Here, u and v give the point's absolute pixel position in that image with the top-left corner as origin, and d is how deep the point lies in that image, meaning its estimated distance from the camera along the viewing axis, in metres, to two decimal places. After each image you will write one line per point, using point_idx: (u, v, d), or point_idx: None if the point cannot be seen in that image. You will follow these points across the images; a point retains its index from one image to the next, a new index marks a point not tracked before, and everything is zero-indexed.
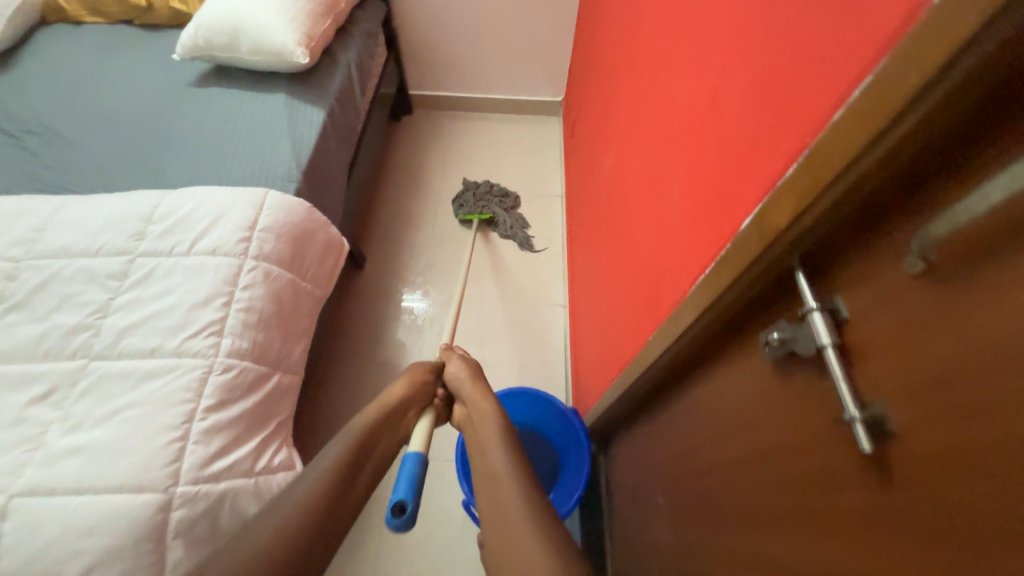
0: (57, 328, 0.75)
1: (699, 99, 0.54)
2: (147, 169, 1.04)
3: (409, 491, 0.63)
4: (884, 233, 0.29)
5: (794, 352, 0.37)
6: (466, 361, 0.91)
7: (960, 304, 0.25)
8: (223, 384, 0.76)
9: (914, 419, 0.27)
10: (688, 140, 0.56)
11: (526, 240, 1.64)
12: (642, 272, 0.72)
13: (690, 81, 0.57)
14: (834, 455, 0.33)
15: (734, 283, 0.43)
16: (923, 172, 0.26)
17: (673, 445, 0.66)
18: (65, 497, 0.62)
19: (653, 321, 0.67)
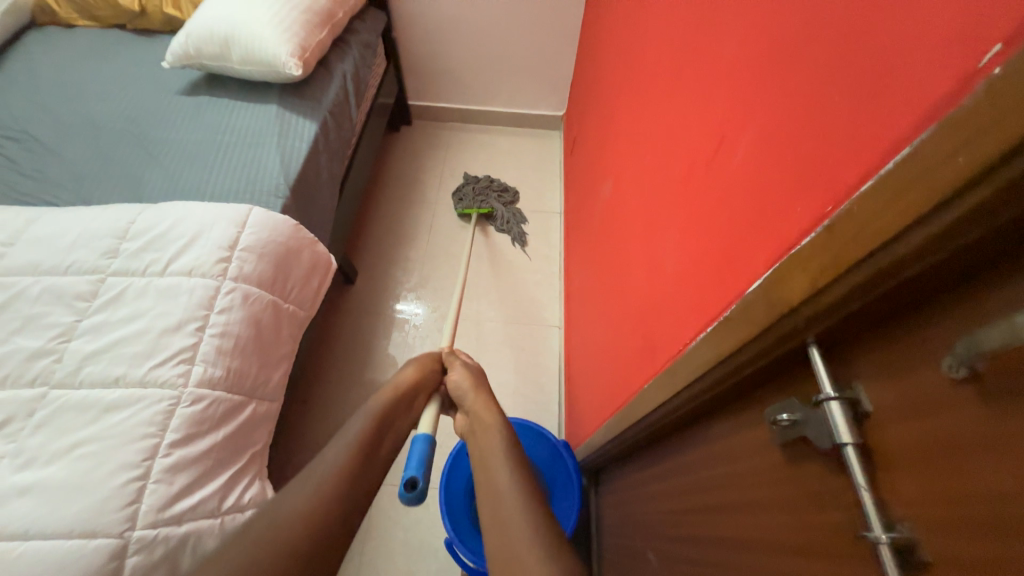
0: (17, 353, 0.71)
1: (709, 140, 0.50)
2: (128, 180, 1.00)
3: (420, 468, 0.63)
4: (921, 326, 0.25)
5: (806, 438, 0.33)
6: (469, 368, 0.83)
7: (1014, 430, 0.20)
8: (191, 417, 0.71)
9: (950, 554, 0.23)
10: (695, 182, 0.52)
11: (521, 236, 1.65)
12: (642, 312, 0.68)
13: (700, 120, 0.54)
14: (852, 570, 0.28)
15: (740, 348, 0.38)
16: (971, 265, 0.22)
17: (669, 500, 0.61)
18: (9, 543, 0.58)
19: (652, 368, 0.63)
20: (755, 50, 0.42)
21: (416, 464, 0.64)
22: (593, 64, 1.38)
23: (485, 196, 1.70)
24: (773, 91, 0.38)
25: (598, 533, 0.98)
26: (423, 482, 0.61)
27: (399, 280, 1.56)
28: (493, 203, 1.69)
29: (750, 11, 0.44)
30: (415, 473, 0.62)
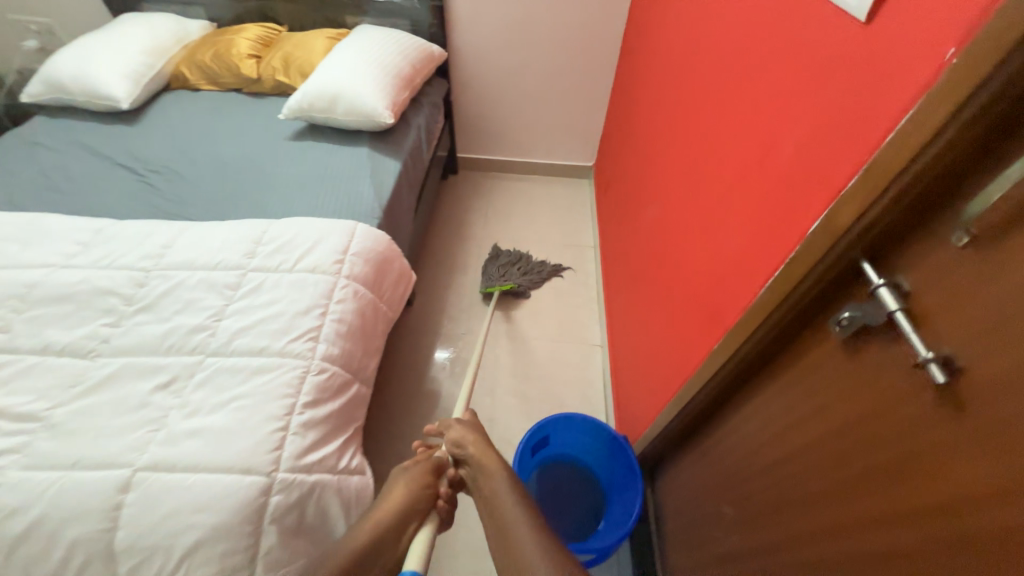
0: (180, 327, 0.85)
1: (751, 146, 0.67)
2: (250, 204, 1.20)
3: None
4: (936, 219, 0.39)
5: (864, 326, 0.45)
6: (466, 426, 0.85)
7: (1000, 259, 0.34)
8: (317, 384, 0.83)
9: (976, 352, 0.36)
10: (744, 178, 0.69)
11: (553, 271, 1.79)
12: (700, 294, 0.82)
13: (742, 134, 0.71)
14: (914, 400, 0.41)
15: (803, 279, 0.52)
16: (961, 173, 0.37)
17: (743, 449, 0.71)
18: (184, 473, 0.68)
19: (715, 334, 0.75)
20: (783, 78, 0.60)
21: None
22: (624, 118, 1.63)
23: (507, 274, 1.72)
24: (802, 101, 0.55)
25: (658, 527, 1.03)
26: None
27: (451, 305, 1.71)
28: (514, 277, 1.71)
29: (775, 55, 0.63)
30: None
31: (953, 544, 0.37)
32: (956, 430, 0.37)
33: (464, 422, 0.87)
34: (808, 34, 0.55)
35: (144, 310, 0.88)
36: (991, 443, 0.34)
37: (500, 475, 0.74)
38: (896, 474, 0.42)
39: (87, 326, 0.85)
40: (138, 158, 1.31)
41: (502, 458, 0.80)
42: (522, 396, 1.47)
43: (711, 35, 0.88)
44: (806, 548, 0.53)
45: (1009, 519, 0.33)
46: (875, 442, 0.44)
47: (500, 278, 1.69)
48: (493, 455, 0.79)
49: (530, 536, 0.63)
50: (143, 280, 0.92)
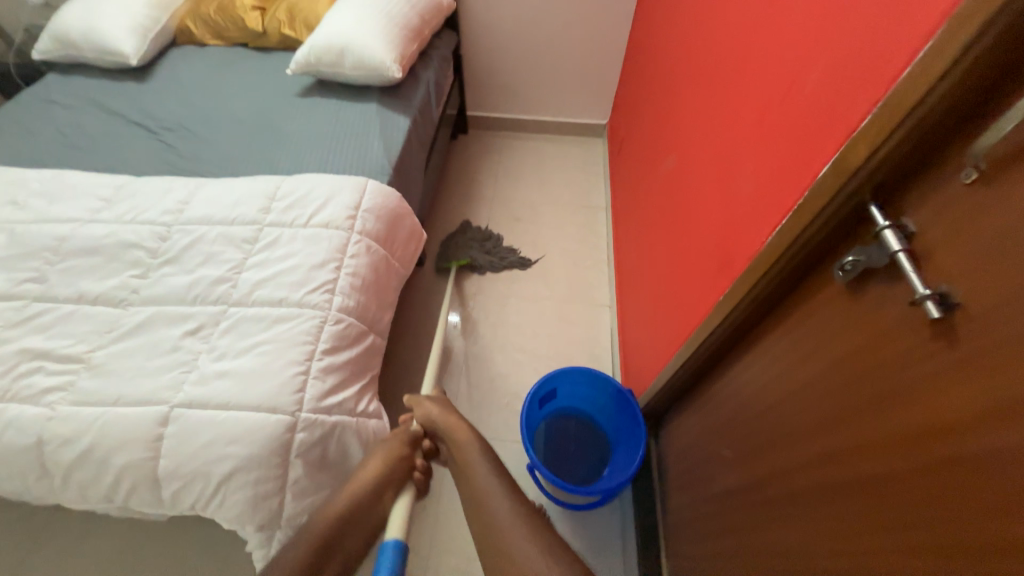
0: (203, 279, 0.89)
1: (766, 93, 0.66)
2: (263, 162, 1.21)
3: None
4: (946, 156, 0.39)
5: (867, 269, 0.46)
6: (435, 402, 0.94)
7: (1006, 194, 0.34)
8: (335, 334, 0.87)
9: (972, 287, 0.36)
10: (758, 126, 0.67)
11: (521, 260, 1.72)
12: (709, 248, 0.82)
13: (758, 80, 0.69)
14: (909, 335, 0.42)
15: (811, 225, 0.52)
16: (974, 107, 0.36)
17: (745, 392, 0.73)
18: (216, 411, 0.74)
19: (722, 286, 0.76)
20: (805, 18, 0.57)
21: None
22: (640, 70, 1.56)
23: (466, 249, 1.71)
24: (821, 42, 0.53)
25: (661, 473, 1.08)
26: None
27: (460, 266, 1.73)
28: (475, 254, 1.70)
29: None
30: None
31: (936, 463, 0.39)
32: (947, 360, 0.38)
33: (433, 399, 0.95)
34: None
35: (168, 263, 0.92)
36: (978, 370, 0.36)
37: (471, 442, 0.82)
38: (887, 400, 0.44)
39: (116, 278, 0.90)
40: (151, 116, 1.32)
41: (472, 428, 0.88)
42: (530, 353, 1.52)
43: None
44: (800, 480, 0.56)
45: (989, 436, 0.35)
46: (869, 372, 0.47)
47: (457, 253, 1.70)
48: (463, 425, 0.87)
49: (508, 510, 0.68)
50: (165, 235, 0.95)
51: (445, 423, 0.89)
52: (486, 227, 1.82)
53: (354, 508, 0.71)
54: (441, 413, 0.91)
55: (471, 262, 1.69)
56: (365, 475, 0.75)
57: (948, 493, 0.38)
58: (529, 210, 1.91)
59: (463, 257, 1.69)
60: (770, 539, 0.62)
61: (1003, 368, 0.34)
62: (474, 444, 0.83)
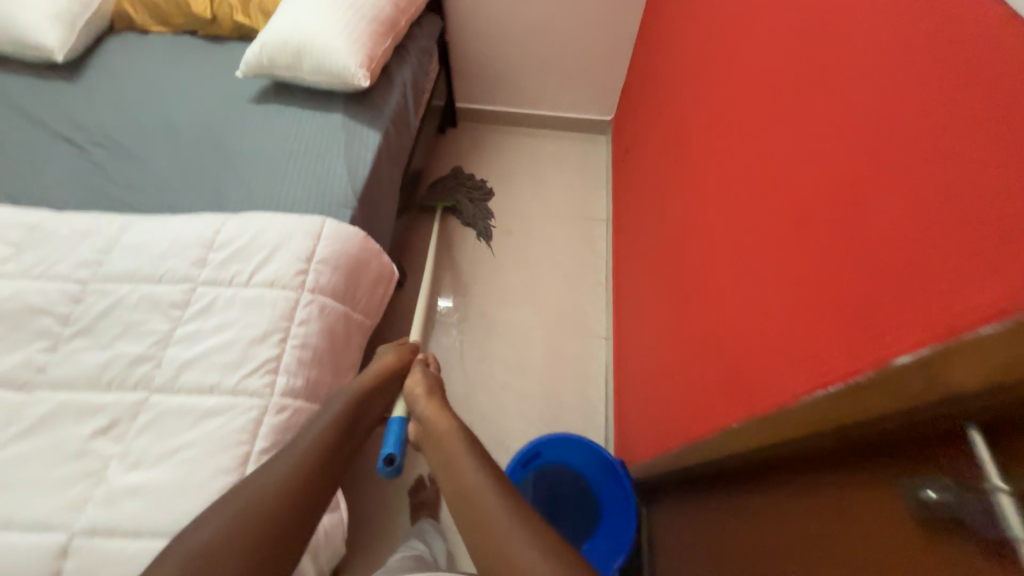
0: (121, 357, 0.75)
1: (827, 198, 0.49)
2: (205, 189, 1.04)
3: (397, 447, 0.82)
4: None
5: (959, 520, 0.32)
6: (429, 376, 0.89)
7: None
8: (275, 429, 0.74)
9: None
10: (812, 239, 0.51)
11: (486, 231, 1.65)
12: (728, 352, 0.68)
13: (814, 172, 0.52)
14: None
15: (867, 419, 0.38)
16: None
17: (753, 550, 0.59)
18: (124, 540, 0.62)
19: (738, 409, 0.62)
20: (901, 118, 0.40)
21: (395, 442, 0.82)
22: (655, 72, 1.35)
23: (453, 190, 1.71)
24: (932, 177, 0.37)
25: (649, 551, 0.99)
26: (398, 459, 0.80)
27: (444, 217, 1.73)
28: (460, 199, 1.70)
29: (893, 75, 0.42)
30: (394, 450, 0.81)
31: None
32: None
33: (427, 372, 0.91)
34: (967, 62, 0.35)
35: (80, 334, 0.78)
36: None
37: (452, 432, 0.74)
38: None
39: (18, 353, 0.76)
40: (80, 126, 1.14)
41: (455, 416, 0.79)
42: (517, 391, 1.40)
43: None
44: None
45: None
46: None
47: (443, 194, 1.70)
48: (445, 415, 0.78)
49: (495, 493, 0.62)
50: (79, 295, 0.81)
51: (424, 407, 0.82)
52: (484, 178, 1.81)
53: (369, 395, 0.82)
54: (427, 391, 0.85)
55: (455, 205, 1.70)
56: (380, 368, 0.89)
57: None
58: (521, 220, 1.73)
59: (448, 198, 1.70)
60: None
61: None
62: (457, 436, 0.74)
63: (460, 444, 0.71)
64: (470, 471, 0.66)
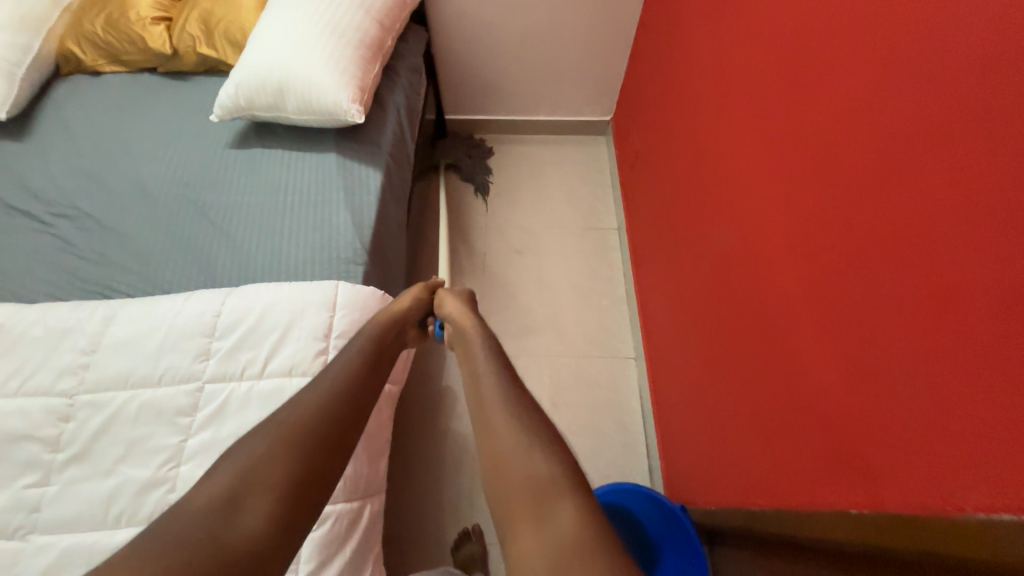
0: (128, 485, 0.65)
1: (995, 265, 0.40)
2: (195, 259, 0.92)
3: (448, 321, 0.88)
4: None
5: None
6: (460, 299, 0.85)
7: None
8: (320, 542, 0.69)
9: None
10: (972, 310, 0.42)
11: (483, 185, 1.72)
12: (836, 418, 0.59)
13: (961, 230, 0.43)
14: None
15: None
16: None
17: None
18: None
19: (873, 494, 0.53)
20: None
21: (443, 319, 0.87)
22: (663, 75, 1.26)
23: (452, 149, 1.78)
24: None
25: None
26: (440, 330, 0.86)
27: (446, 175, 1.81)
28: (460, 157, 1.77)
29: None
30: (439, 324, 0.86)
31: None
32: None
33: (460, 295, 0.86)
34: None
35: (75, 461, 0.67)
36: None
37: (474, 332, 0.76)
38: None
39: (5, 491, 0.65)
40: (37, 195, 1.00)
41: (482, 322, 0.79)
42: None
43: (864, 16, 0.55)
44: None
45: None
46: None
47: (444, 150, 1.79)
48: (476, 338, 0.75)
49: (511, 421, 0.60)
50: (66, 413, 0.70)
51: (450, 311, 0.82)
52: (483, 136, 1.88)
53: (388, 330, 0.76)
54: (462, 300, 0.84)
55: (455, 163, 1.77)
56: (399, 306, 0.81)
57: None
58: (529, 237, 1.65)
59: (448, 157, 1.77)
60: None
61: None
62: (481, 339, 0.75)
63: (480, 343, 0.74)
64: (483, 364, 0.70)
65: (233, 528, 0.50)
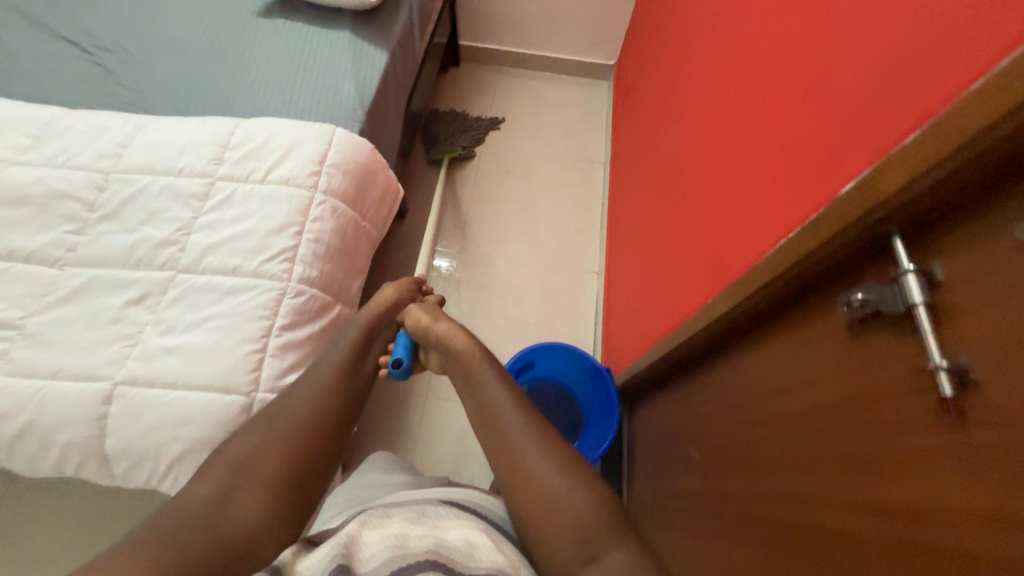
0: (147, 240, 0.81)
1: (796, 88, 0.56)
2: (217, 97, 1.06)
3: (406, 353, 0.86)
4: (988, 211, 0.32)
5: (876, 312, 0.40)
6: (428, 309, 0.87)
7: None
8: (294, 307, 0.80)
9: (1006, 393, 0.30)
10: (782, 123, 0.58)
11: (491, 122, 1.81)
12: (708, 245, 0.75)
13: (787, 68, 0.58)
14: (907, 396, 0.37)
15: (813, 251, 0.46)
16: (1021, 165, 0.30)
17: (713, 418, 0.71)
18: (162, 390, 0.69)
19: (716, 287, 0.70)
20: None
21: (404, 350, 0.86)
22: (657, 9, 1.37)
23: (449, 137, 1.74)
24: (875, 52, 0.43)
25: (629, 449, 1.09)
26: (405, 365, 0.84)
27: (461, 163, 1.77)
28: (457, 139, 1.74)
29: None
30: (402, 357, 0.84)
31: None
32: (931, 435, 0.35)
33: (427, 306, 0.89)
34: None
35: (107, 219, 0.82)
36: (962, 456, 0.32)
37: (468, 345, 0.80)
38: (869, 527, 0.39)
39: (50, 233, 0.81)
40: (83, 30, 1.13)
41: (469, 332, 0.83)
42: (513, 317, 1.48)
43: None
44: (756, 504, 0.56)
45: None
46: (879, 509, 0.39)
47: (450, 142, 1.73)
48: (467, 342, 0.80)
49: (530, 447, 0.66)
50: (102, 184, 0.85)
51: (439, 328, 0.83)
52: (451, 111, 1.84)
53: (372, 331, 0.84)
54: (432, 312, 0.87)
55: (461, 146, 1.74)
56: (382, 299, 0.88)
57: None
58: (521, 159, 1.77)
59: (452, 147, 1.72)
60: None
61: (977, 457, 0.31)
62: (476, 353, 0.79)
63: (482, 364, 0.77)
64: (485, 372, 0.75)
65: (227, 519, 0.58)
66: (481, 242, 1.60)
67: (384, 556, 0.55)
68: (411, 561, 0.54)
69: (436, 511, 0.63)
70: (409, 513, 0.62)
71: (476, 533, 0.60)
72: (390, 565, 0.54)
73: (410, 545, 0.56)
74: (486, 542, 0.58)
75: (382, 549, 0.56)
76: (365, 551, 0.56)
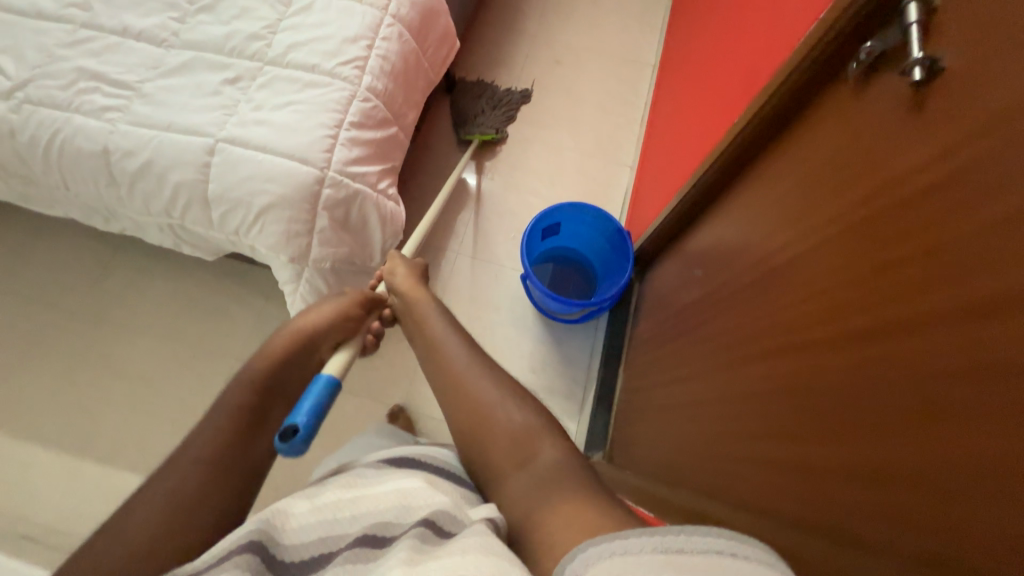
0: (239, 33, 0.90)
1: None
2: None
3: (311, 416, 0.62)
4: None
5: (880, 56, 0.48)
6: (404, 266, 0.93)
7: None
8: (363, 110, 0.91)
9: (962, 63, 0.38)
10: None
11: (523, 95, 1.67)
12: (741, 82, 0.81)
13: None
14: (896, 102, 0.45)
15: (834, 24, 0.53)
16: None
17: (725, 233, 0.79)
18: (255, 151, 0.83)
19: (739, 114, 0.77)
20: None
21: (308, 410, 0.62)
22: None
23: (481, 115, 1.60)
24: None
25: (638, 307, 1.23)
26: (306, 431, 0.60)
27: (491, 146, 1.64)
28: (490, 120, 1.60)
29: None
30: (302, 421, 0.61)
31: (884, 323, 0.42)
32: (906, 120, 0.43)
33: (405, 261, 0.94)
34: None
35: (205, 11, 0.92)
36: (925, 120, 0.41)
37: (427, 300, 0.85)
38: (845, 225, 0.49)
39: (157, 17, 0.91)
40: None
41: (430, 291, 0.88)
42: (544, 198, 1.57)
43: None
44: (755, 270, 0.65)
45: (977, 221, 0.35)
46: (856, 206, 0.48)
47: (482, 121, 1.59)
48: (426, 295, 0.86)
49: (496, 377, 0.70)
50: None
51: (405, 281, 0.89)
52: (479, 81, 1.68)
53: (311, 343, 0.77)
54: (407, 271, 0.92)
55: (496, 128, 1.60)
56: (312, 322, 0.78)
57: (905, 373, 0.39)
58: (571, 52, 1.77)
59: (487, 129, 1.59)
60: (710, 422, 0.68)
61: (935, 112, 0.40)
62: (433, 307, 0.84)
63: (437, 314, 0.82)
64: (446, 331, 0.78)
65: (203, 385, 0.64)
66: (522, 127, 1.66)
67: (315, 533, 0.51)
68: (341, 541, 0.50)
69: (373, 475, 0.58)
70: (342, 481, 0.57)
71: (413, 484, 0.56)
72: (321, 546, 0.51)
73: (339, 519, 0.52)
74: (424, 490, 0.55)
75: (307, 524, 0.52)
76: (292, 524, 0.52)
